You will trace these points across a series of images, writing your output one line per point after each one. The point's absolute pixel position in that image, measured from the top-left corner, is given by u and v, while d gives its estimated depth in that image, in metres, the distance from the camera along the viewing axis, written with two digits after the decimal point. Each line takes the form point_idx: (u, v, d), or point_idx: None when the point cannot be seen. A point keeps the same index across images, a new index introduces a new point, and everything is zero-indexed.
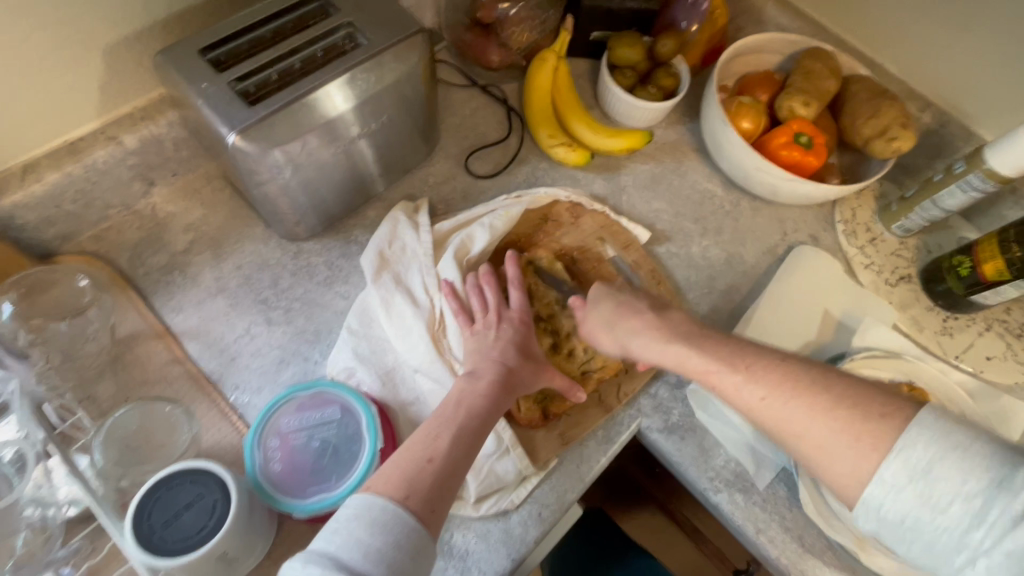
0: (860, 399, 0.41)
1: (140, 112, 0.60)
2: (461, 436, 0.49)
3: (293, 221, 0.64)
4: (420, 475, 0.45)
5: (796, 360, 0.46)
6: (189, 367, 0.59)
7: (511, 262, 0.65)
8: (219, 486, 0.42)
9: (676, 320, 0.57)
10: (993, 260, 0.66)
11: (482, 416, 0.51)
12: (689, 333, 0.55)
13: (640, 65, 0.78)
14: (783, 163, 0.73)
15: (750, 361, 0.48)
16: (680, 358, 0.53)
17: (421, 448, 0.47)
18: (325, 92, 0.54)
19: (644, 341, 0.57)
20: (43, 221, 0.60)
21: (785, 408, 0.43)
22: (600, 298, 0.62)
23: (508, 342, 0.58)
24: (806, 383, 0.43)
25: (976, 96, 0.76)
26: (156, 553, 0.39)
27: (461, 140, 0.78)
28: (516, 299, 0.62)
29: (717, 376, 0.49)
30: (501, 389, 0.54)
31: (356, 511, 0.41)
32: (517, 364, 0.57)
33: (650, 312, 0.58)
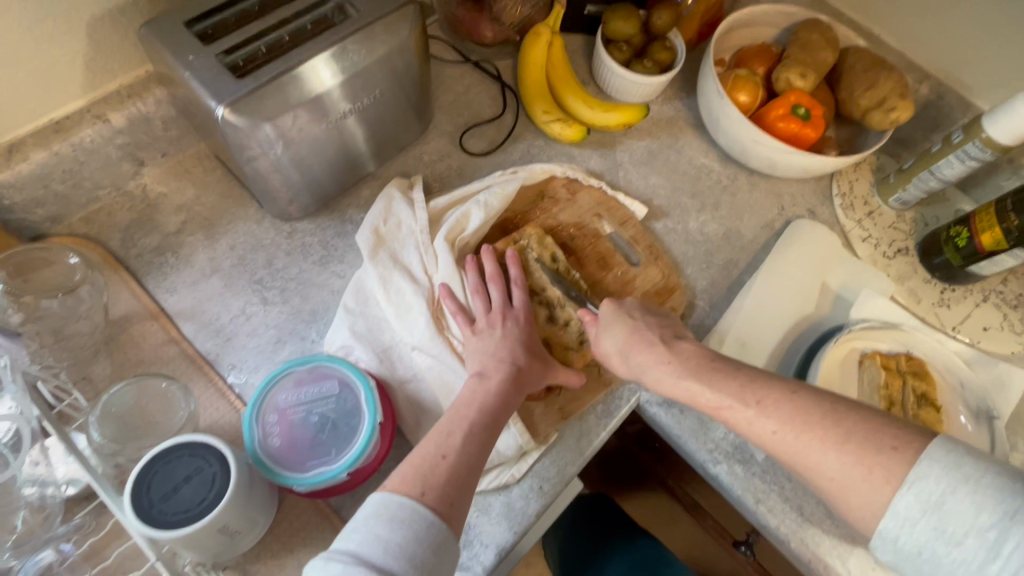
0: (872, 429, 0.41)
1: (126, 89, 0.59)
2: (475, 433, 0.49)
3: (287, 199, 0.63)
4: (435, 471, 0.45)
5: (808, 394, 0.45)
6: (185, 347, 0.59)
7: (487, 257, 0.62)
8: (217, 459, 0.42)
9: (687, 351, 0.55)
10: (990, 229, 0.66)
11: (495, 414, 0.51)
12: (698, 366, 0.52)
13: (635, 39, 0.77)
14: (780, 136, 0.72)
15: (762, 395, 0.47)
16: (691, 394, 0.51)
17: (434, 445, 0.47)
18: (312, 66, 0.53)
19: (656, 374, 0.54)
20: (32, 202, 0.59)
21: (798, 443, 0.43)
22: (612, 321, 0.59)
23: (516, 341, 0.57)
24: (817, 416, 0.43)
25: (974, 66, 0.75)
26: (156, 525, 0.39)
27: (455, 118, 0.77)
28: (520, 297, 0.61)
29: (730, 412, 0.48)
30: (513, 385, 0.54)
31: (375, 508, 0.41)
32: (526, 363, 0.56)
33: (661, 345, 0.55)
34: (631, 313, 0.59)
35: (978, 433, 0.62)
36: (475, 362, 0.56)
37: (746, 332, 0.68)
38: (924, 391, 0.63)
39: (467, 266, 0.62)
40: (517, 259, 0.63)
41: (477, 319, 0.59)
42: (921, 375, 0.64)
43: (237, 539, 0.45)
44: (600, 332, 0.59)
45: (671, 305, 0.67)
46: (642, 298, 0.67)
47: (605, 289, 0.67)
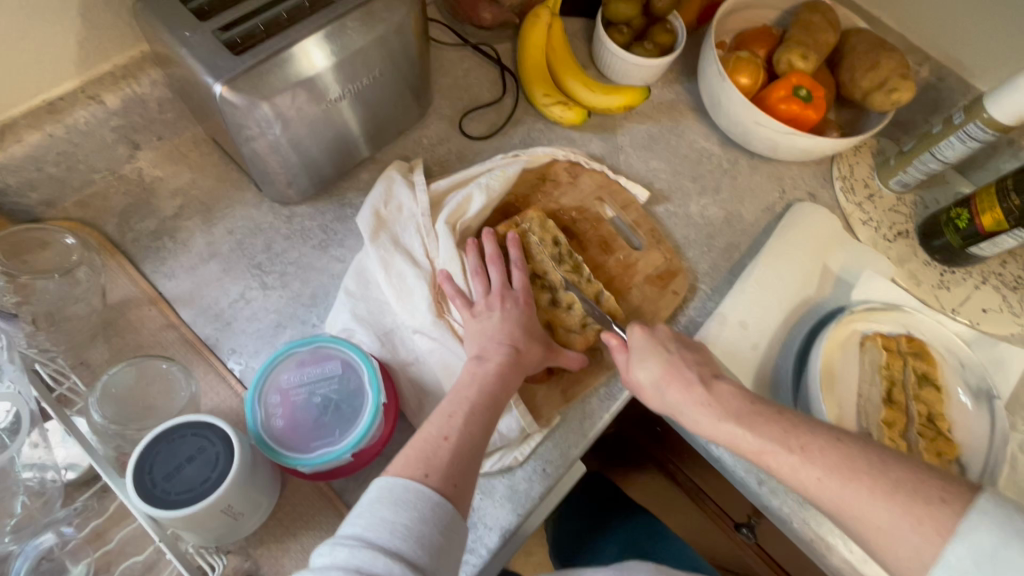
0: (920, 480, 0.40)
1: (121, 70, 0.58)
2: (478, 413, 0.49)
3: (285, 181, 0.62)
4: (437, 452, 0.45)
5: (855, 441, 0.44)
6: (184, 332, 0.58)
7: (487, 239, 0.62)
8: (221, 439, 0.41)
9: (727, 392, 0.51)
10: (991, 210, 0.66)
11: (496, 396, 0.51)
12: (740, 409, 0.50)
13: (635, 21, 0.76)
14: (782, 118, 0.72)
15: (806, 441, 0.45)
16: (732, 438, 0.48)
17: (436, 427, 0.47)
18: (301, 49, 0.51)
19: (693, 416, 0.52)
20: (26, 184, 0.58)
21: (845, 491, 0.42)
22: (646, 352, 0.56)
23: (516, 323, 0.57)
24: (864, 467, 0.42)
25: (975, 48, 0.75)
26: (159, 504, 0.38)
27: (455, 101, 0.76)
28: (519, 279, 0.60)
29: (773, 457, 0.46)
30: (514, 367, 0.54)
31: (379, 493, 0.41)
32: (526, 345, 0.56)
33: (698, 384, 0.53)
34: (664, 345, 0.57)
35: (977, 412, 0.63)
36: (475, 345, 0.55)
37: (749, 314, 0.67)
38: (925, 371, 0.64)
39: (466, 249, 0.61)
40: (517, 241, 0.63)
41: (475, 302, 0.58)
42: (921, 355, 0.65)
43: (241, 521, 0.45)
44: (632, 361, 0.57)
45: (673, 289, 0.67)
46: (643, 282, 0.67)
47: (607, 273, 0.67)
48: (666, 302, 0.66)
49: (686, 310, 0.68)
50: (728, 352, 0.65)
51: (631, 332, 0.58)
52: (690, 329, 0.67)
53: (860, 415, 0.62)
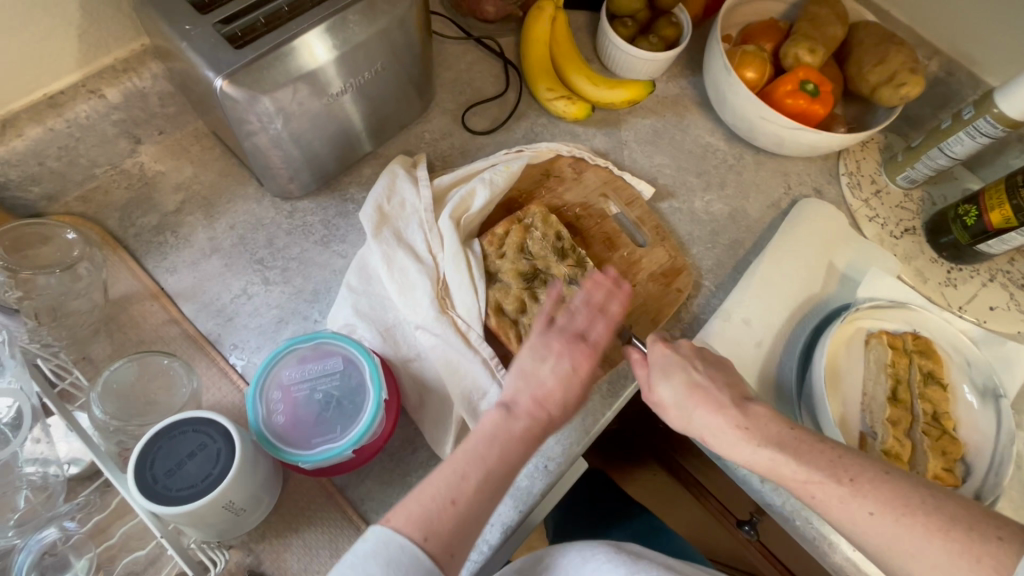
0: (974, 517, 0.40)
1: (122, 63, 0.58)
2: (494, 474, 0.47)
3: (287, 176, 0.62)
4: (442, 517, 0.43)
5: (902, 475, 0.43)
6: (186, 327, 0.58)
7: (597, 281, 0.56)
8: (222, 435, 0.41)
9: (763, 416, 0.50)
10: (1000, 207, 0.65)
11: (513, 464, 0.48)
12: (782, 437, 0.48)
13: (640, 14, 0.75)
14: (789, 113, 0.71)
15: (854, 474, 0.44)
16: (773, 466, 0.47)
17: (446, 485, 0.45)
18: (305, 40, 0.51)
19: (727, 437, 0.50)
20: (27, 178, 0.58)
21: (897, 528, 0.41)
22: (669, 368, 0.54)
23: (568, 379, 0.52)
24: (915, 501, 0.41)
25: (984, 42, 0.74)
26: (161, 501, 0.38)
27: (457, 96, 0.75)
28: (602, 333, 0.55)
29: (819, 488, 0.44)
30: (541, 429, 0.50)
31: (375, 547, 0.41)
32: (564, 407, 0.52)
33: (733, 407, 0.51)
34: (690, 363, 0.54)
35: (983, 409, 0.62)
36: (511, 388, 0.52)
37: (751, 311, 0.66)
38: (931, 369, 0.63)
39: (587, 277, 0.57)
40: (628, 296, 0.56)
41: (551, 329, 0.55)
42: (927, 354, 0.64)
43: (242, 518, 0.45)
44: (654, 377, 0.55)
45: (678, 286, 0.67)
46: (647, 279, 0.66)
47: (611, 269, 0.66)
48: (670, 300, 0.66)
49: (690, 307, 0.68)
50: (731, 347, 0.64)
51: (652, 346, 0.56)
52: (693, 325, 0.67)
53: (864, 413, 0.62)
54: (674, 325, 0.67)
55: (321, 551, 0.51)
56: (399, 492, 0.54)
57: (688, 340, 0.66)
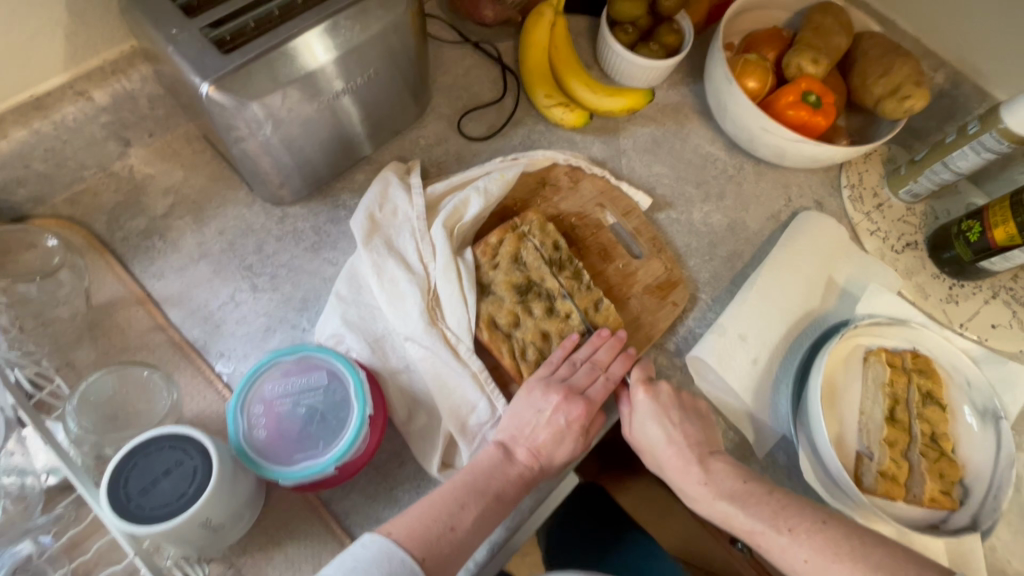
0: (899, 565, 0.42)
1: (110, 65, 0.57)
2: (490, 509, 0.48)
3: (277, 182, 0.61)
4: (439, 541, 0.44)
5: (837, 524, 0.46)
6: (172, 334, 0.57)
7: (602, 342, 0.57)
8: (199, 452, 0.40)
9: (722, 472, 0.51)
10: (1003, 224, 0.64)
11: (509, 499, 0.49)
12: (735, 489, 0.50)
13: (641, 21, 0.74)
14: (790, 124, 0.70)
15: (793, 523, 0.46)
16: (725, 516, 0.49)
17: (445, 513, 0.46)
18: (304, 41, 0.50)
19: (692, 493, 0.51)
20: (13, 181, 0.57)
21: (832, 572, 0.43)
22: (648, 418, 0.54)
23: (561, 433, 0.52)
24: (846, 549, 0.44)
25: (991, 54, 0.72)
26: (134, 520, 0.37)
27: (454, 101, 0.74)
28: (599, 390, 0.55)
29: (762, 538, 0.47)
30: (535, 473, 0.52)
31: (378, 555, 0.42)
32: (557, 461, 0.52)
33: (696, 465, 0.51)
34: (668, 414, 0.54)
35: (983, 432, 0.61)
36: (507, 428, 0.53)
37: (749, 326, 0.65)
38: (929, 389, 0.62)
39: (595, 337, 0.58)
40: (633, 359, 0.57)
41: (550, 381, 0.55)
42: (926, 372, 0.63)
43: (221, 534, 0.44)
44: (635, 421, 0.55)
45: (673, 300, 0.66)
46: (643, 292, 0.65)
47: (606, 281, 0.65)
48: (665, 313, 0.65)
49: (685, 321, 0.67)
50: (727, 363, 0.63)
51: (635, 390, 0.55)
52: (688, 339, 0.66)
53: (862, 433, 0.61)
54: (669, 338, 0.65)
55: (303, 565, 0.50)
56: (385, 507, 0.53)
57: (684, 355, 0.65)
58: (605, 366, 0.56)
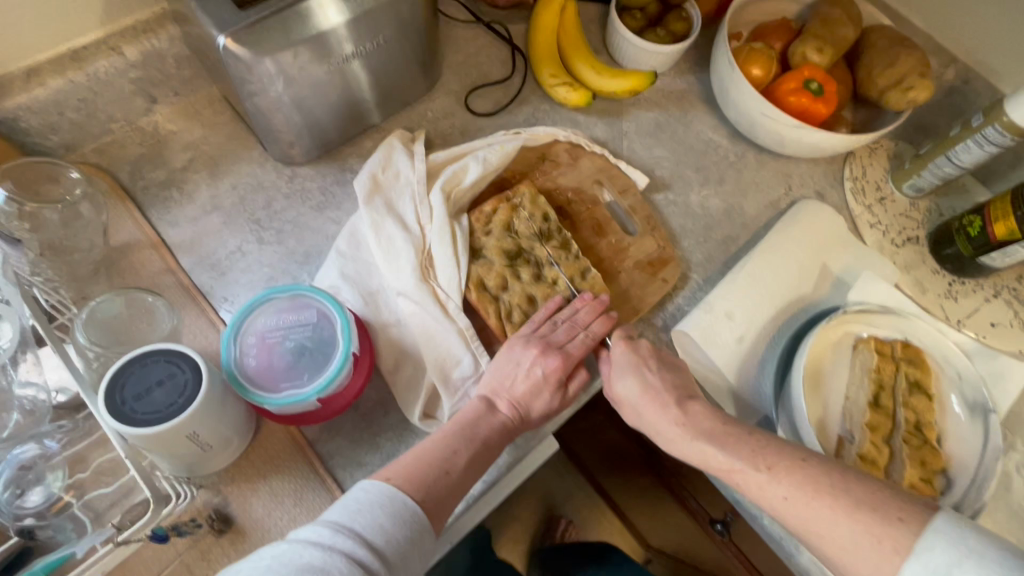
0: (879, 498, 0.41)
1: (142, 25, 0.61)
2: (478, 456, 0.51)
3: (288, 140, 0.64)
4: (436, 484, 0.47)
5: (820, 462, 0.45)
6: (181, 278, 0.61)
7: (583, 304, 0.59)
8: (191, 367, 0.43)
9: (700, 413, 0.53)
10: (1004, 220, 0.63)
11: (495, 449, 0.52)
12: (712, 430, 0.51)
13: (650, 7, 0.76)
14: (791, 111, 0.70)
15: (771, 460, 0.47)
16: (704, 455, 0.50)
17: (440, 457, 0.49)
18: (317, 3, 0.53)
19: (667, 435, 0.54)
20: (47, 126, 0.61)
21: (810, 509, 0.43)
22: (626, 368, 0.57)
23: (542, 382, 0.55)
24: (827, 485, 0.43)
25: (1003, 51, 0.72)
26: (127, 421, 0.40)
27: (463, 78, 0.77)
28: (578, 344, 0.57)
29: (742, 475, 0.47)
30: (516, 424, 0.54)
31: (380, 499, 0.43)
32: (538, 411, 0.55)
33: (673, 406, 0.54)
34: (645, 364, 0.57)
35: (971, 423, 0.61)
36: (489, 384, 0.55)
37: (736, 306, 0.65)
38: (917, 378, 0.62)
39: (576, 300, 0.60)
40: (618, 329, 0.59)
41: (530, 337, 0.57)
42: (916, 363, 0.63)
43: (208, 454, 0.48)
44: (613, 375, 0.58)
45: (663, 277, 0.67)
46: (634, 267, 0.67)
47: (598, 254, 0.67)
48: (654, 289, 0.66)
49: (675, 298, 0.68)
50: (711, 340, 0.63)
51: (614, 344, 0.58)
52: (676, 316, 0.67)
53: (844, 417, 0.61)
54: (656, 315, 0.67)
55: (286, 499, 0.53)
56: (368, 452, 0.56)
57: (670, 329, 0.66)
58: (583, 327, 0.58)
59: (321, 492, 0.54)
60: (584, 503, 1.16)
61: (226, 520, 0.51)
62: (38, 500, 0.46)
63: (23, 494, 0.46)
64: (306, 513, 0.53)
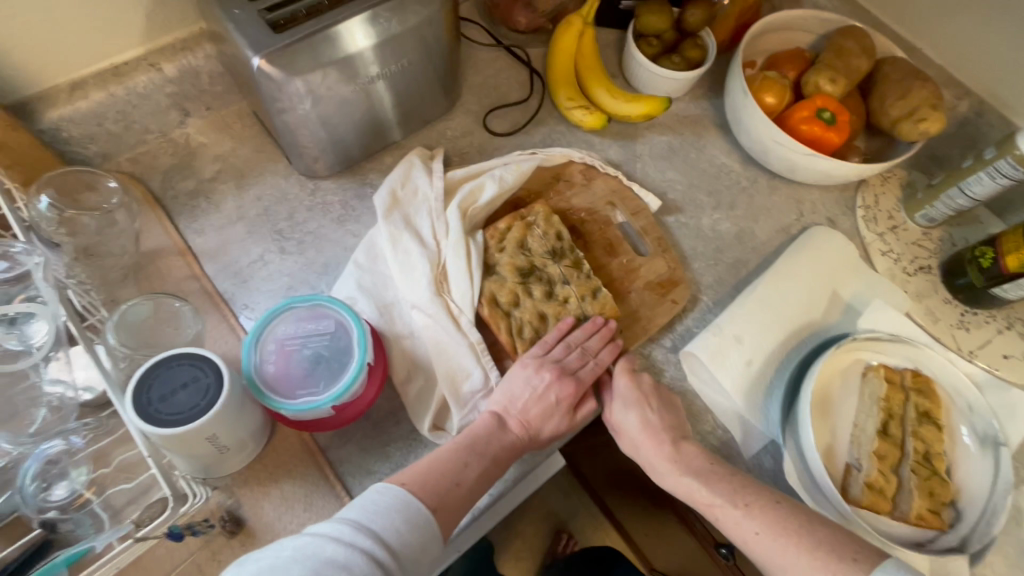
0: (838, 542, 0.47)
1: (180, 43, 0.64)
2: (488, 470, 0.52)
3: (313, 155, 0.67)
4: (448, 495, 0.48)
5: (790, 505, 0.51)
6: (205, 284, 0.64)
7: (592, 331, 0.61)
8: (213, 371, 0.45)
9: (692, 453, 0.56)
10: (1016, 251, 0.64)
11: (502, 464, 0.53)
12: (701, 469, 0.55)
13: (666, 34, 0.78)
14: (803, 139, 0.72)
15: (749, 500, 0.52)
16: (687, 490, 0.54)
17: (452, 468, 0.50)
18: (348, 28, 0.56)
19: (659, 467, 0.56)
20: (86, 137, 0.65)
21: (777, 546, 0.48)
22: (630, 404, 0.58)
23: (551, 406, 0.56)
24: (793, 526, 0.49)
25: (1016, 85, 0.72)
26: (152, 422, 0.42)
27: (482, 98, 0.79)
28: (588, 371, 0.59)
29: (720, 511, 0.52)
30: (525, 443, 0.55)
31: (397, 502, 0.45)
32: (546, 429, 0.56)
33: (668, 444, 0.56)
34: (646, 402, 0.58)
35: (981, 458, 0.60)
36: (499, 402, 0.56)
37: (745, 330, 0.66)
38: (928, 409, 0.61)
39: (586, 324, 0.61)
40: (625, 366, 0.61)
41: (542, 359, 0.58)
42: (926, 393, 0.62)
43: (225, 454, 0.49)
44: (614, 405, 0.59)
45: (673, 298, 0.68)
46: (644, 287, 0.68)
47: (609, 274, 0.68)
48: (664, 310, 0.67)
49: (684, 319, 0.68)
50: (720, 360, 0.64)
51: (617, 373, 0.60)
52: (685, 337, 0.67)
53: (852, 445, 0.61)
54: (665, 335, 0.67)
55: (296, 504, 0.54)
56: (377, 461, 0.57)
57: (679, 351, 0.66)
58: (592, 354, 0.60)
59: (331, 498, 0.55)
60: (589, 522, 1.15)
61: (238, 522, 0.53)
62: (62, 495, 0.48)
63: (49, 488, 0.48)
64: (316, 518, 0.54)
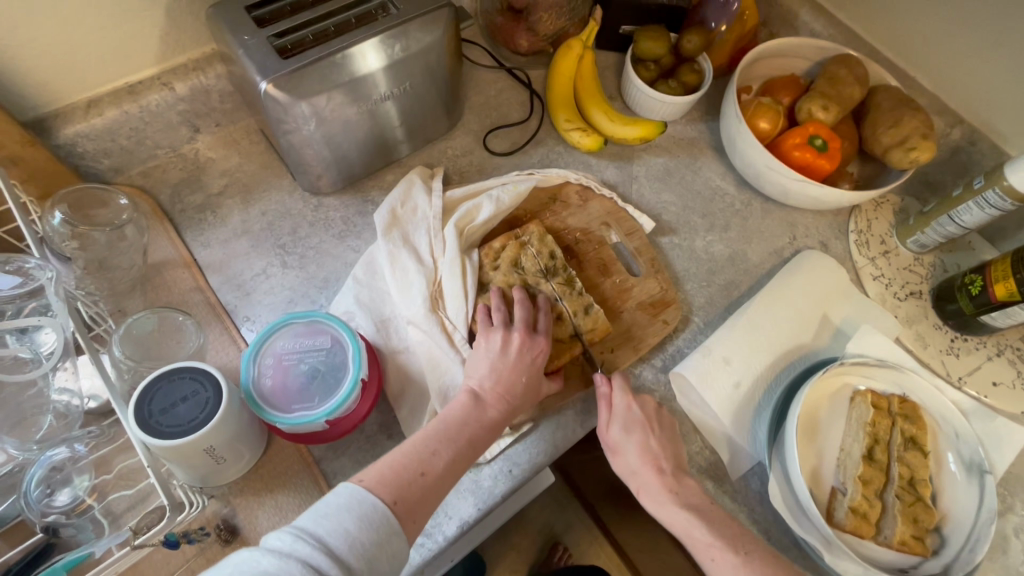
0: None
1: (193, 63, 0.67)
2: (458, 455, 0.51)
3: (317, 173, 0.69)
4: (411, 485, 0.47)
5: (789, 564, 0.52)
6: (208, 296, 0.66)
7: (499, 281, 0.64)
8: (213, 385, 0.46)
9: (692, 488, 0.57)
10: (1004, 280, 0.65)
11: (479, 445, 0.53)
12: (698, 504, 0.55)
13: (663, 59, 0.80)
14: (795, 165, 0.73)
15: (748, 549, 0.52)
16: (686, 526, 0.54)
17: (416, 458, 0.49)
18: (359, 50, 0.58)
19: (654, 493, 0.56)
20: (100, 151, 0.67)
21: None
22: (630, 425, 0.59)
23: (513, 368, 0.57)
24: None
25: (1007, 115, 0.74)
26: (151, 433, 0.44)
27: (483, 118, 0.82)
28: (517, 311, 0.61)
29: (720, 555, 0.52)
30: (504, 418, 0.55)
31: (349, 502, 0.44)
32: (520, 396, 0.56)
33: (669, 474, 0.57)
34: (650, 427, 0.59)
35: (967, 485, 0.61)
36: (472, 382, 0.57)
37: (734, 351, 0.67)
38: (913, 434, 0.62)
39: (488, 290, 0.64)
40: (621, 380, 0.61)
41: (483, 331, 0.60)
42: (912, 418, 0.63)
43: (222, 465, 0.51)
44: (614, 422, 0.59)
45: (664, 318, 0.69)
46: (635, 308, 0.69)
47: (601, 293, 0.69)
48: (654, 330, 0.68)
49: (674, 340, 0.70)
50: (708, 382, 0.65)
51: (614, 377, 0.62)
52: (675, 358, 0.69)
53: (839, 468, 0.61)
54: (656, 355, 0.69)
55: (290, 513, 0.56)
56: None
57: (668, 371, 0.68)
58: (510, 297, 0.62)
59: None
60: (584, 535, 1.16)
61: (233, 531, 0.54)
62: (65, 500, 0.49)
63: (52, 493, 0.49)
64: None
